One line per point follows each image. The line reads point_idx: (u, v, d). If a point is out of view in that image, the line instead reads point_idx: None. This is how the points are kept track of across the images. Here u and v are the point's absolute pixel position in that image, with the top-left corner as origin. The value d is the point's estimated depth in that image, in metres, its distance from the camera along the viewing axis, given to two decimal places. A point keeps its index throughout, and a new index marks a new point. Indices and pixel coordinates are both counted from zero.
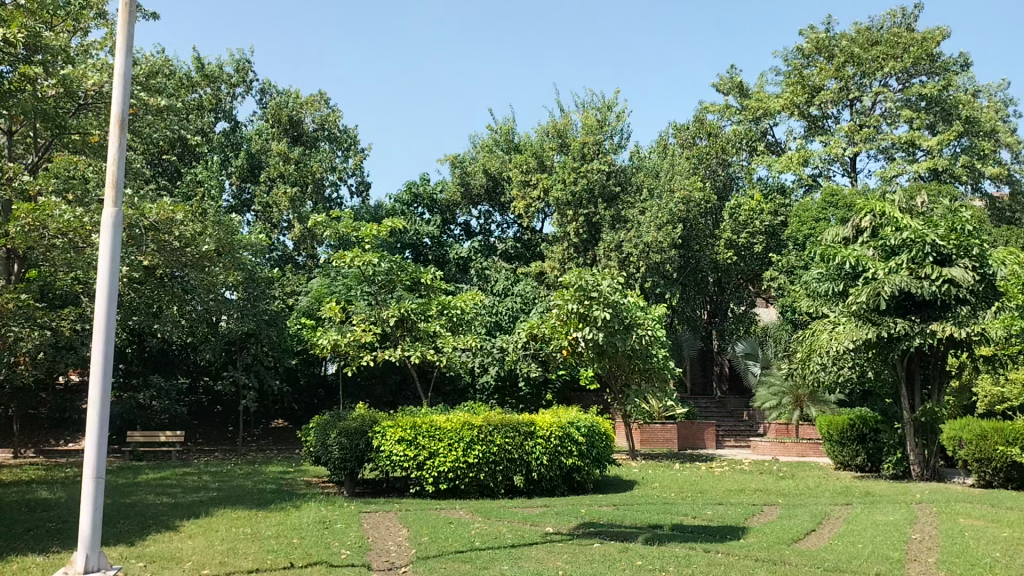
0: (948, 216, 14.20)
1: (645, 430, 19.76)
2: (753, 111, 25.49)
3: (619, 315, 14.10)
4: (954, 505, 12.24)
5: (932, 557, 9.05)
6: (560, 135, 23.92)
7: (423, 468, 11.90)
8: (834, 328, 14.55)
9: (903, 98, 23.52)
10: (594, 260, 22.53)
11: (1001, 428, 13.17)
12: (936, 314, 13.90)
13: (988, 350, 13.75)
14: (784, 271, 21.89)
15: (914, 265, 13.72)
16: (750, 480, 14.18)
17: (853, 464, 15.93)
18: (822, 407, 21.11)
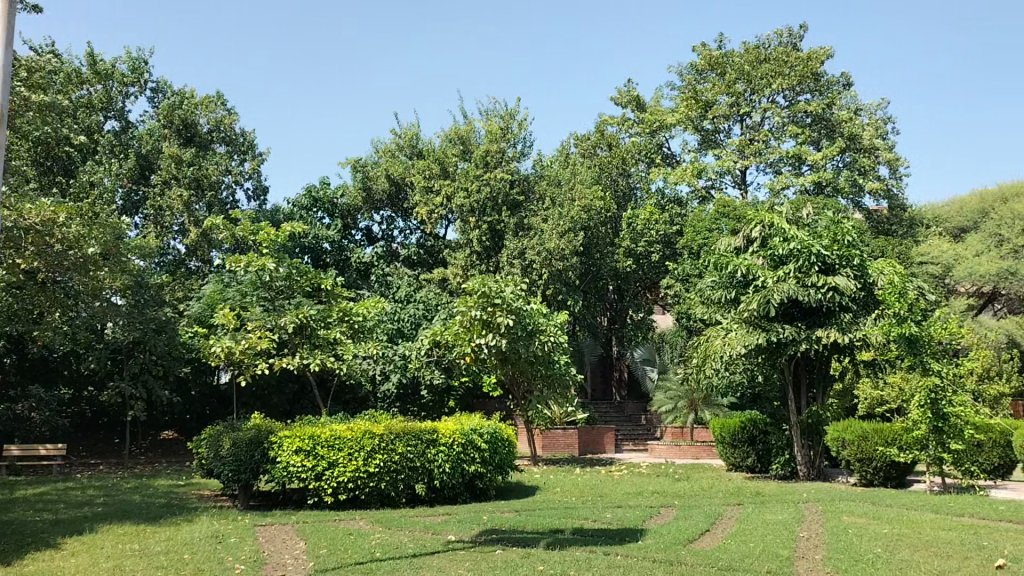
0: (831, 228, 14.96)
1: (546, 435, 19.89)
2: (650, 123, 26.18)
3: (522, 321, 14.23)
4: (838, 504, 12.85)
5: (818, 554, 9.45)
6: (463, 142, 24.02)
7: (322, 479, 11.68)
8: (727, 334, 15.00)
9: (790, 115, 24.60)
10: (496, 267, 22.65)
11: (881, 430, 13.94)
12: (820, 320, 14.60)
13: (868, 355, 14.52)
14: (680, 279, 22.52)
15: (801, 274, 14.40)
16: (647, 483, 14.50)
17: (744, 466, 16.51)
18: (715, 410, 21.80)
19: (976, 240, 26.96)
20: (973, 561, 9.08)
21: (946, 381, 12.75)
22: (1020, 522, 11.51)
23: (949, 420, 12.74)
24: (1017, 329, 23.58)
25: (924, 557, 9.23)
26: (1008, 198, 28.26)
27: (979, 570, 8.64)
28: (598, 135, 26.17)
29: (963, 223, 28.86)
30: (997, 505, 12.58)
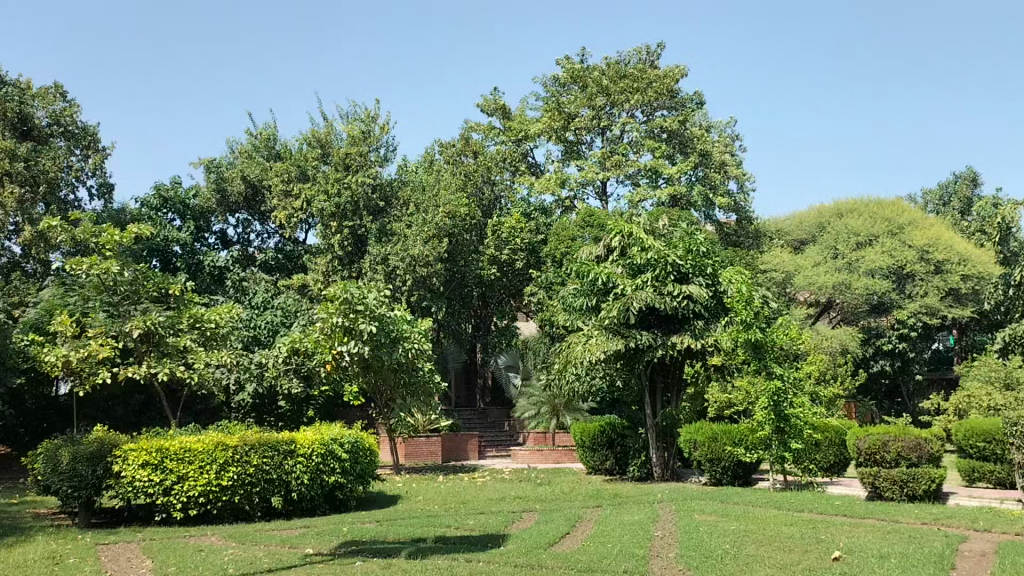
0: (685, 238, 15.60)
1: (409, 443, 19.67)
2: (515, 132, 26.50)
3: (385, 328, 14.08)
4: (691, 503, 13.41)
5: (672, 552, 9.80)
6: (322, 144, 23.56)
7: (171, 494, 11.13)
8: (587, 340, 15.29)
9: (647, 129, 25.52)
10: (358, 273, 22.28)
11: (729, 431, 14.62)
12: (676, 327, 15.22)
13: (718, 359, 15.24)
14: (543, 287, 22.90)
15: (658, 282, 14.93)
16: (510, 488, 14.63)
17: (602, 469, 16.97)
18: (576, 415, 22.25)
19: (814, 252, 28.82)
20: (812, 553, 9.66)
21: (788, 384, 13.58)
22: (853, 516, 12.35)
23: (790, 420, 13.57)
24: (849, 337, 25.35)
25: (768, 551, 9.74)
26: (842, 214, 30.36)
27: (817, 561, 9.19)
28: (463, 143, 26.01)
29: (802, 236, 30.75)
30: (833, 499, 13.46)
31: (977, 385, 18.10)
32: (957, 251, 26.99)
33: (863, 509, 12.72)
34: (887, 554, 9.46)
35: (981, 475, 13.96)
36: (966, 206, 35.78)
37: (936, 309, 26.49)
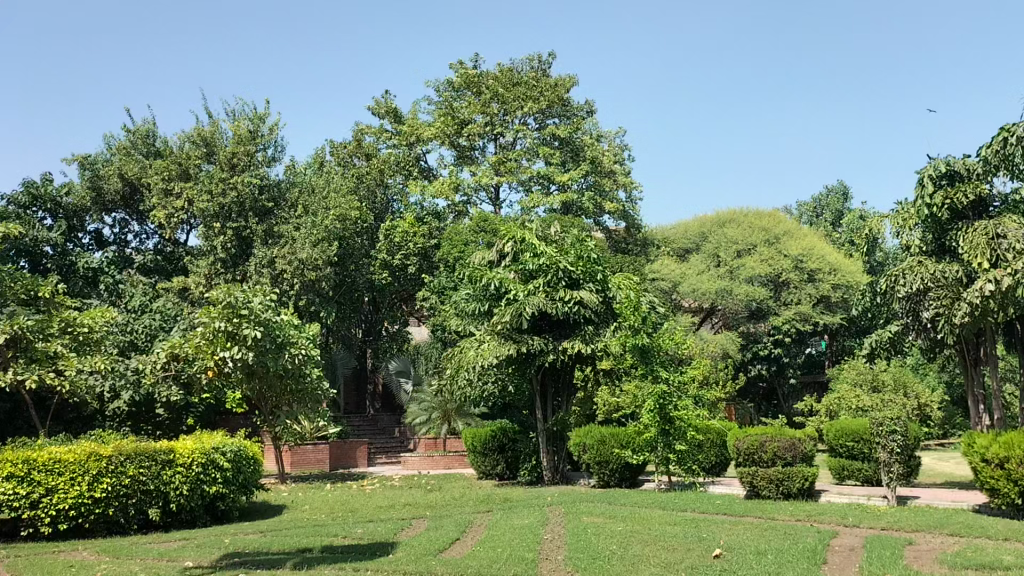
0: (576, 244, 15.82)
1: (295, 451, 19.20)
2: (406, 136, 26.22)
3: (270, 333, 13.89)
4: (579, 505, 13.63)
5: (561, 555, 9.92)
6: (207, 143, 22.73)
7: (38, 508, 10.40)
8: (479, 345, 15.26)
9: (539, 137, 25.88)
10: (243, 276, 21.69)
11: (617, 434, 14.86)
12: (567, 332, 15.44)
13: (607, 363, 15.53)
14: (435, 291, 22.82)
15: (550, 288, 15.14)
16: (399, 495, 14.50)
17: (493, 474, 17.00)
18: (467, 420, 22.27)
19: (698, 260, 29.81)
20: (695, 551, 9.96)
21: (673, 388, 14.02)
22: (733, 514, 12.84)
23: (674, 422, 14.02)
24: (730, 341, 26.36)
25: (653, 550, 9.99)
26: (723, 223, 31.52)
27: (699, 559, 9.48)
28: (356, 145, 25.92)
29: (686, 244, 31.67)
30: (713, 499, 13.93)
31: (846, 388, 19.15)
32: (829, 260, 28.46)
33: (742, 507, 13.21)
34: (765, 551, 9.86)
35: (850, 473, 14.76)
36: (836, 218, 37.73)
37: (809, 315, 27.89)
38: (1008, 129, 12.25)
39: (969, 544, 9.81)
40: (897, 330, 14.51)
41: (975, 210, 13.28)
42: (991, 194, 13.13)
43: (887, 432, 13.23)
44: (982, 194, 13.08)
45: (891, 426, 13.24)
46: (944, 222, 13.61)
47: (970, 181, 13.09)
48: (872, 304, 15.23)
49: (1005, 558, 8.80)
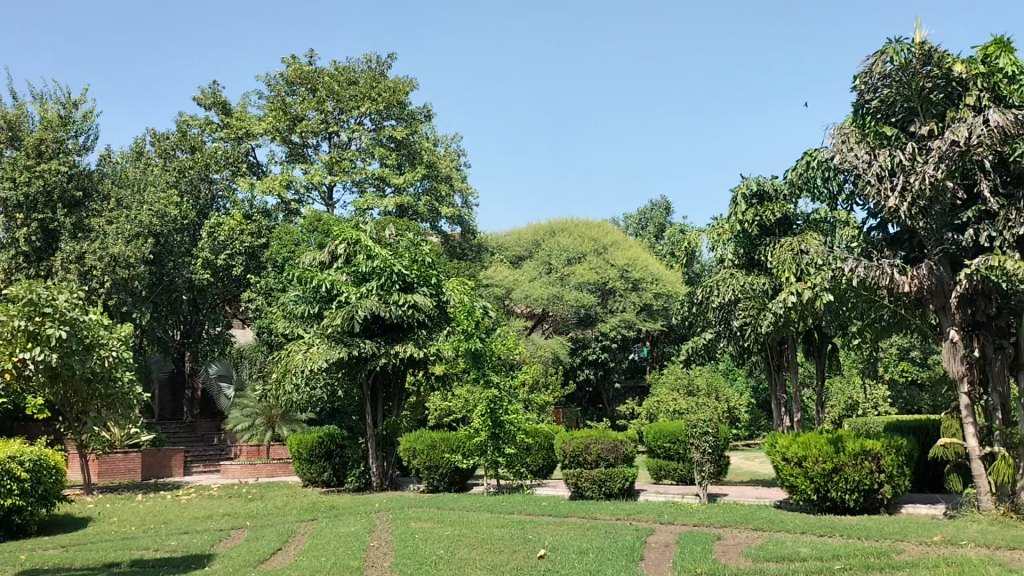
0: (410, 248, 15.75)
1: (104, 460, 17.97)
2: (234, 130, 25.15)
3: (78, 333, 12.89)
4: (407, 511, 13.55)
5: (386, 561, 9.83)
6: (12, 127, 20.65)
7: None
8: (308, 348, 14.78)
9: (376, 137, 25.64)
10: (49, 272, 20.09)
11: (447, 438, 14.94)
12: (399, 336, 15.37)
13: (440, 368, 15.57)
14: (262, 292, 22.10)
15: (383, 291, 14.96)
16: (217, 505, 13.89)
17: (319, 480, 16.58)
18: (293, 425, 21.69)
19: (531, 267, 30.49)
20: (520, 553, 10.14)
21: (503, 393, 14.25)
22: (557, 515, 13.18)
23: (504, 426, 14.22)
24: (560, 347, 27.14)
25: (479, 554, 10.08)
26: (554, 232, 32.40)
27: (524, 561, 9.65)
28: (181, 137, 24.65)
29: (520, 251, 32.25)
30: (539, 501, 14.26)
31: (664, 391, 20.20)
32: (651, 270, 29.84)
33: (566, 508, 13.61)
34: (586, 550, 10.17)
35: (666, 472, 15.57)
36: (659, 230, 39.72)
37: (633, 323, 29.24)
38: (809, 155, 12.74)
39: (770, 538, 10.55)
40: (710, 337, 15.44)
41: (780, 227, 14.38)
42: (795, 214, 14.23)
43: (700, 433, 14.03)
44: (787, 214, 14.16)
45: (704, 428, 14.03)
46: (754, 238, 14.62)
47: (777, 201, 14.12)
48: (689, 312, 16.12)
49: (801, 549, 9.52)
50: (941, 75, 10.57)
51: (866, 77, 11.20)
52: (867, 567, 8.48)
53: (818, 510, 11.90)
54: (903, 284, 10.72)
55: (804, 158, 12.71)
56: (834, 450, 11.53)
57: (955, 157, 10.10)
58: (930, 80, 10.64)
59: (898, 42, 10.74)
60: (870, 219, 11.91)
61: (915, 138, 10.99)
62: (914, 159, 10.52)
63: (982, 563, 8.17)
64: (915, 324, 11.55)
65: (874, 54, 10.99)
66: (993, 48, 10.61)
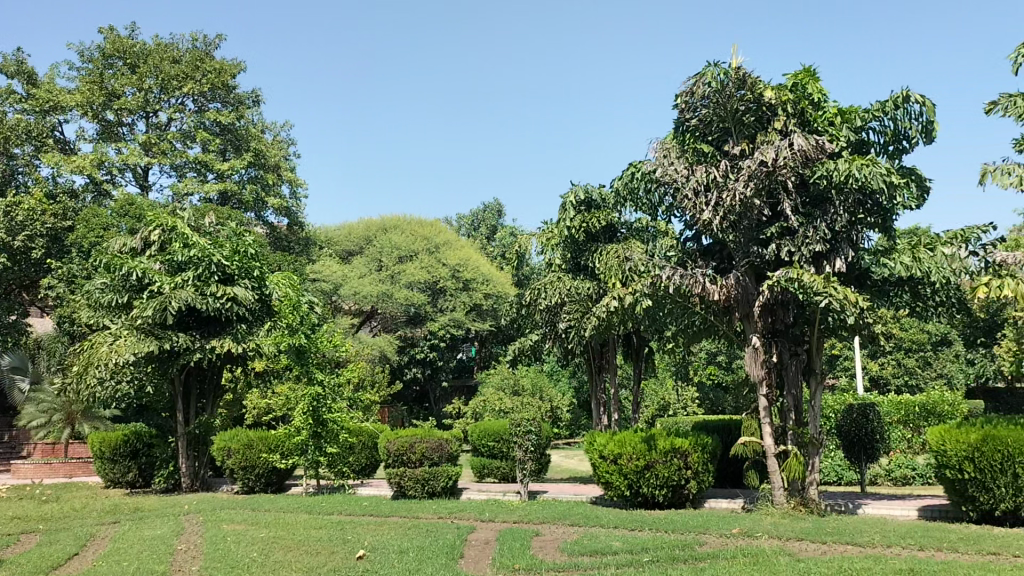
0: (232, 239, 15.08)
1: None
2: (40, 101, 23.08)
3: None
4: (219, 513, 12.93)
5: (195, 566, 9.33)
6: None
7: None
8: (115, 340, 13.74)
9: (199, 120, 24.45)
10: None
11: (265, 438, 14.41)
12: (216, 330, 14.66)
13: (259, 364, 15.03)
14: (64, 279, 20.42)
15: (200, 282, 14.25)
16: (5, 508, 12.69)
17: (122, 482, 15.49)
18: (96, 423, 20.19)
19: (361, 263, 30.04)
20: (338, 554, 9.92)
21: (327, 391, 13.93)
22: (378, 515, 13.01)
23: (326, 425, 13.93)
24: (387, 344, 26.91)
25: (295, 555, 9.78)
26: (386, 229, 32.09)
27: (341, 562, 9.45)
28: None
29: (349, 247, 31.70)
30: (359, 500, 14.05)
31: (489, 391, 20.49)
32: (481, 271, 30.22)
33: (388, 508, 13.48)
34: (407, 549, 10.09)
35: (490, 471, 15.85)
36: (491, 232, 40.29)
37: (462, 322, 29.49)
38: (633, 166, 13.22)
39: (584, 533, 10.92)
40: (536, 338, 15.82)
41: (605, 235, 14.95)
42: (619, 222, 14.83)
43: (523, 432, 14.33)
44: (611, 222, 14.74)
45: (527, 427, 14.35)
46: (580, 244, 15.08)
47: (603, 209, 14.68)
48: (517, 314, 16.42)
49: (613, 543, 9.90)
50: (753, 99, 11.33)
51: (687, 96, 11.77)
52: (673, 559, 8.95)
53: (630, 505, 12.45)
54: (714, 292, 11.46)
55: (628, 169, 13.17)
56: (647, 447, 12.10)
57: (763, 176, 10.90)
58: (744, 103, 11.39)
59: (716, 66, 11.41)
60: (686, 230, 12.60)
61: (729, 157, 11.75)
62: (727, 176, 11.25)
63: (774, 553, 8.84)
64: (722, 330, 12.34)
65: (695, 75, 11.58)
66: (800, 77, 11.51)
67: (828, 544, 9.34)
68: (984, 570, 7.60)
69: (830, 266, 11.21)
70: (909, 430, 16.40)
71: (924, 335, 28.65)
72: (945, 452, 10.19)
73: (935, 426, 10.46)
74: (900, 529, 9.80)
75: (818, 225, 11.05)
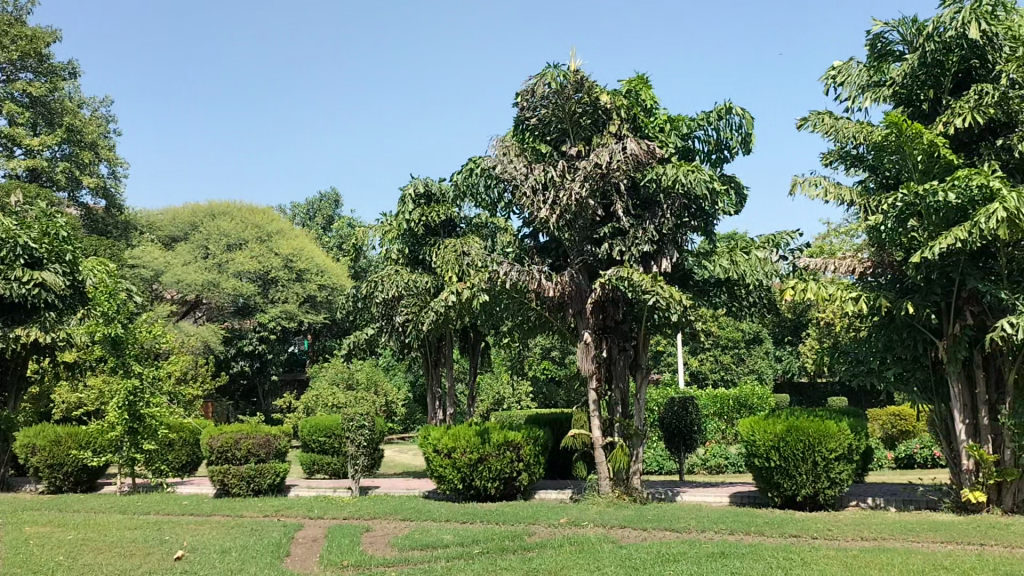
0: (38, 220, 13.69)
1: None
2: None
3: None
4: (20, 515, 11.84)
5: None
6: None
7: None
8: None
9: (5, 90, 22.27)
10: None
11: (75, 434, 13.36)
12: (22, 318, 13.30)
13: (70, 355, 13.91)
14: None
15: (3, 265, 12.82)
16: None
17: None
18: None
19: (185, 250, 28.42)
20: (155, 555, 9.34)
21: (145, 383, 13.07)
22: (199, 514, 12.35)
23: (144, 420, 13.10)
24: (213, 336, 25.71)
25: (106, 558, 9.11)
26: (215, 215, 30.54)
27: (158, 563, 8.90)
28: None
29: (174, 232, 29.90)
30: (180, 499, 13.30)
31: (321, 384, 20.00)
32: (316, 262, 29.42)
33: (210, 506, 12.85)
34: (230, 549, 9.65)
35: (320, 467, 15.47)
36: (327, 222, 39.30)
37: (293, 314, 28.59)
38: (474, 162, 13.26)
39: (415, 527, 10.87)
40: (372, 332, 15.59)
41: (444, 229, 14.98)
42: (458, 217, 14.90)
43: (357, 427, 14.00)
44: (451, 217, 14.78)
45: (360, 421, 14.03)
46: (419, 238, 15.01)
47: (443, 204, 14.69)
48: (353, 307, 16.11)
49: (444, 536, 9.93)
50: (589, 102, 11.67)
51: (527, 96, 11.94)
52: (502, 550, 9.08)
53: (462, 498, 12.53)
54: (549, 289, 11.73)
55: (468, 164, 13.19)
56: (481, 441, 12.21)
57: (597, 177, 11.26)
58: (581, 106, 11.72)
59: (556, 68, 11.65)
60: (524, 227, 12.82)
61: (566, 157, 12.06)
62: (564, 176, 11.54)
63: (599, 541, 9.18)
64: (556, 326, 12.67)
65: (535, 75, 11.77)
66: (634, 84, 12.01)
67: (648, 531, 9.81)
68: (785, 551, 8.24)
69: (657, 266, 11.75)
70: (723, 422, 17.51)
71: (739, 333, 30.72)
72: (755, 442, 10.91)
73: (747, 418, 11.21)
74: (713, 515, 10.44)
75: (647, 227, 11.57)
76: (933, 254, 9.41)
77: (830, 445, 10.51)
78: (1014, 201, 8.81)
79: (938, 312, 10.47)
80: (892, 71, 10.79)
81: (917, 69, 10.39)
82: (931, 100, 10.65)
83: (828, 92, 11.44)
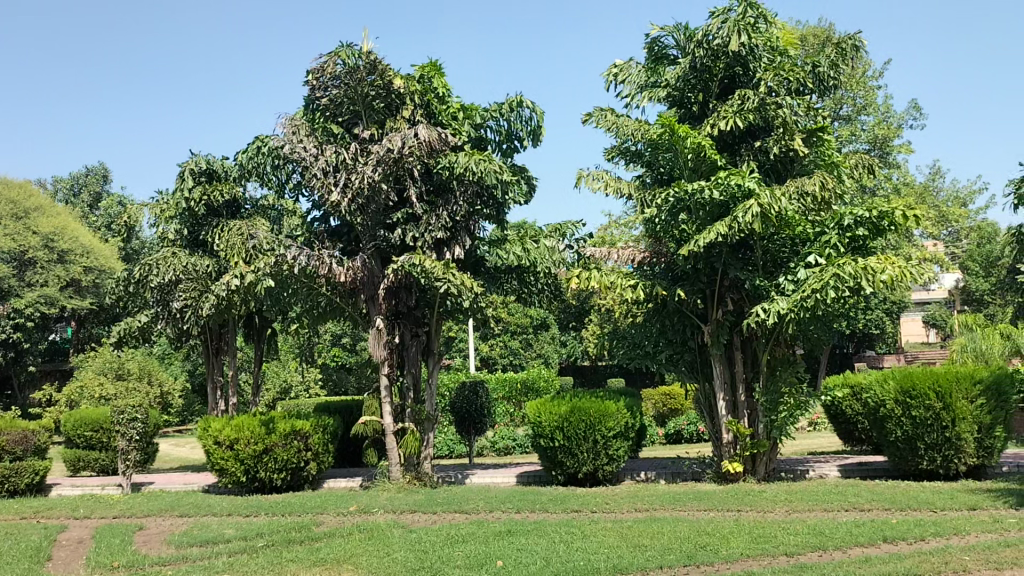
0: None
1: None
2: None
3: None
4: None
5: None
6: None
7: None
8: None
9: None
10: None
11: None
12: None
13: None
14: None
15: None
16: None
17: None
18: None
19: None
20: None
21: None
22: None
23: None
24: None
25: None
26: None
27: None
28: None
29: None
30: None
31: (89, 375, 18.42)
32: (81, 242, 27.09)
33: None
34: None
35: (86, 463, 14.28)
36: (94, 200, 36.12)
37: (54, 299, 26.05)
38: (260, 140, 12.67)
39: (194, 523, 10.31)
40: (146, 319, 14.52)
41: (228, 210, 14.21)
42: (243, 198, 14.20)
43: (128, 420, 12.98)
44: (234, 197, 14.06)
45: (132, 414, 13.01)
46: (198, 218, 14.13)
47: (226, 183, 13.93)
48: (124, 292, 14.91)
49: (226, 531, 9.50)
50: (382, 86, 11.48)
51: (318, 75, 11.56)
52: (289, 541, 8.83)
53: (246, 491, 12.02)
54: (340, 275, 11.47)
55: (255, 142, 12.58)
56: (266, 431, 11.75)
57: (390, 162, 11.13)
58: (373, 88, 11.50)
59: (349, 48, 11.39)
60: (313, 210, 12.42)
61: (358, 140, 11.83)
62: (355, 160, 11.30)
63: (389, 527, 9.16)
64: (347, 312, 12.42)
65: (328, 54, 11.42)
66: (427, 70, 11.96)
67: (438, 514, 9.92)
68: (568, 526, 8.63)
69: (449, 253, 11.78)
70: (510, 405, 18.01)
71: (528, 319, 31.77)
72: (541, 423, 11.29)
73: (533, 400, 11.58)
74: (500, 495, 10.74)
75: (440, 214, 11.59)
76: (701, 246, 10.16)
77: (608, 424, 11.11)
78: (769, 200, 9.72)
79: (704, 300, 11.33)
80: (666, 74, 11.49)
81: (688, 73, 11.15)
82: (700, 103, 11.46)
83: (610, 88, 11.98)
